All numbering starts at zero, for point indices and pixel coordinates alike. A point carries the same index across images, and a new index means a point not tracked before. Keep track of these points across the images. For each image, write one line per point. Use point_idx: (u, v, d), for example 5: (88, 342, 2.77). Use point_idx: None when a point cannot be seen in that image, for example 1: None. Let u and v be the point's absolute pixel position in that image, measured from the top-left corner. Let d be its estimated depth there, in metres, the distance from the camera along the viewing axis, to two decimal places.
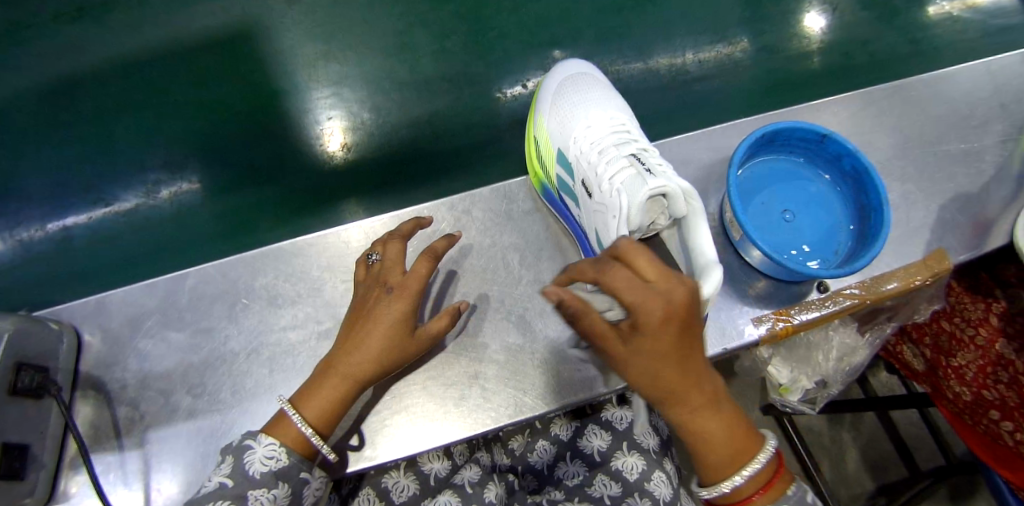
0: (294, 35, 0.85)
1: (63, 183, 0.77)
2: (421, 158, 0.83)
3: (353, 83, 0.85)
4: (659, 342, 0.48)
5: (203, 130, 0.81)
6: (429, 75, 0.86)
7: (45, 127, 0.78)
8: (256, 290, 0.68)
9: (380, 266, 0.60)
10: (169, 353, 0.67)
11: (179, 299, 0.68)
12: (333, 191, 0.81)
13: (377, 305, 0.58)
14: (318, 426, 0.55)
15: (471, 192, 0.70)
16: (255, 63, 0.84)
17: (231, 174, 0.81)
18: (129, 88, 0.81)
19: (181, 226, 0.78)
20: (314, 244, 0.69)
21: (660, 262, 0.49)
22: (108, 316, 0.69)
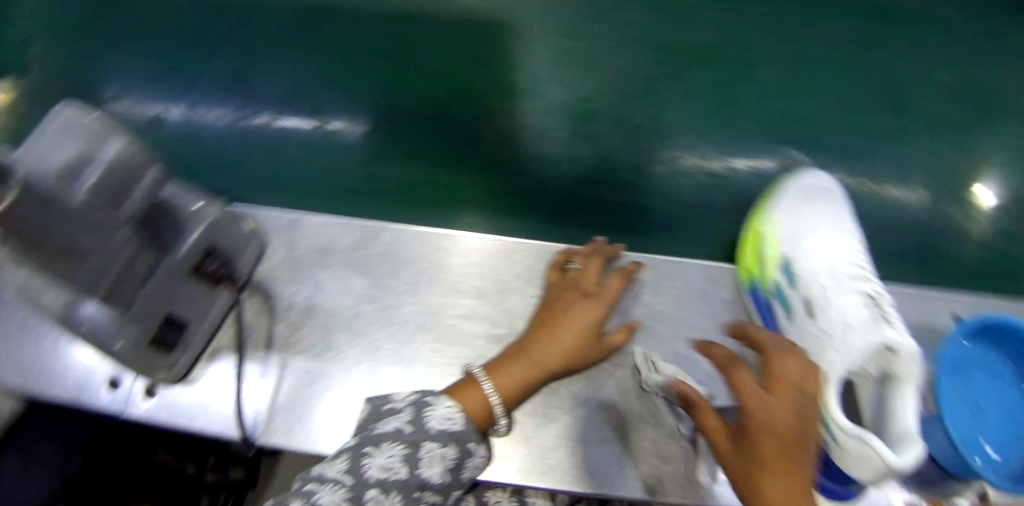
0: (543, 33, 0.81)
1: (284, 86, 0.78)
2: (613, 206, 0.73)
3: (578, 97, 0.78)
4: (757, 449, 0.43)
5: (430, 100, 0.77)
6: (656, 122, 0.76)
7: (292, 33, 0.80)
8: (445, 271, 0.70)
9: (577, 274, 0.66)
10: (345, 293, 0.70)
11: (373, 249, 0.71)
12: (512, 203, 0.74)
13: (571, 308, 0.64)
14: (505, 397, 0.59)
15: (677, 260, 0.70)
16: (498, 45, 0.80)
17: (423, 141, 0.76)
18: (380, 38, 0.81)
19: (371, 180, 0.75)
20: (511, 248, 0.71)
21: (790, 378, 0.47)
22: (297, 235, 0.71)
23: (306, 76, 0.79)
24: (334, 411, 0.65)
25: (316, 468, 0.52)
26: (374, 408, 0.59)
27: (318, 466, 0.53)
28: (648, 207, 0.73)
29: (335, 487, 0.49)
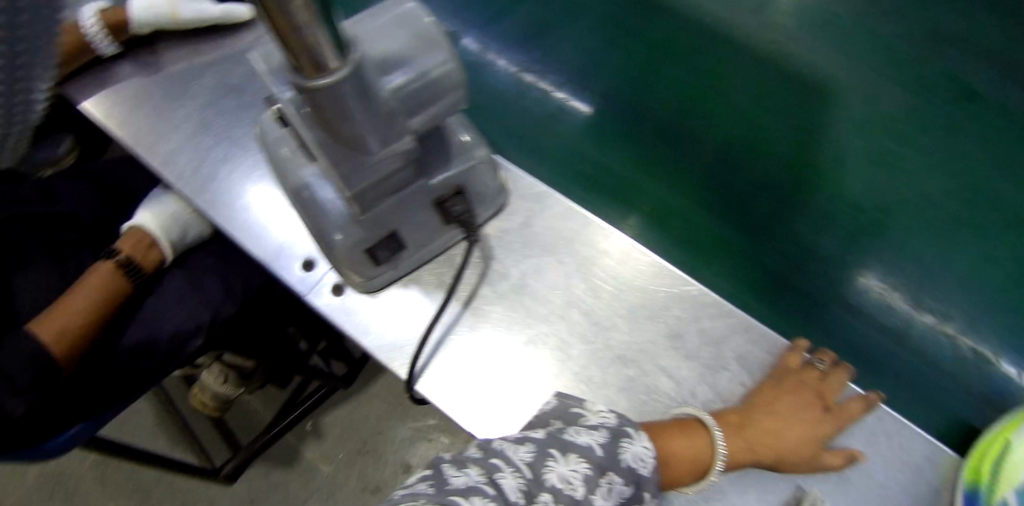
0: (854, 121, 0.76)
1: (567, 55, 0.78)
2: (836, 315, 0.67)
3: (858, 194, 0.72)
4: None
5: (725, 139, 0.73)
6: (932, 255, 0.70)
7: (609, 15, 0.81)
8: (667, 315, 0.65)
9: (817, 378, 0.63)
10: (560, 288, 0.66)
11: (604, 257, 0.66)
12: (736, 259, 0.68)
13: (798, 410, 0.62)
14: (707, 459, 0.58)
15: (906, 423, 0.60)
16: (805, 110, 0.76)
17: (677, 158, 0.72)
18: (698, 56, 0.78)
19: (627, 187, 0.70)
20: (745, 329, 0.64)
21: None
22: (540, 210, 0.68)
23: (610, 57, 0.78)
24: (507, 401, 0.63)
25: (500, 443, 0.53)
26: (563, 407, 0.58)
27: (500, 442, 0.54)
28: (893, 353, 0.66)
29: (515, 475, 0.50)
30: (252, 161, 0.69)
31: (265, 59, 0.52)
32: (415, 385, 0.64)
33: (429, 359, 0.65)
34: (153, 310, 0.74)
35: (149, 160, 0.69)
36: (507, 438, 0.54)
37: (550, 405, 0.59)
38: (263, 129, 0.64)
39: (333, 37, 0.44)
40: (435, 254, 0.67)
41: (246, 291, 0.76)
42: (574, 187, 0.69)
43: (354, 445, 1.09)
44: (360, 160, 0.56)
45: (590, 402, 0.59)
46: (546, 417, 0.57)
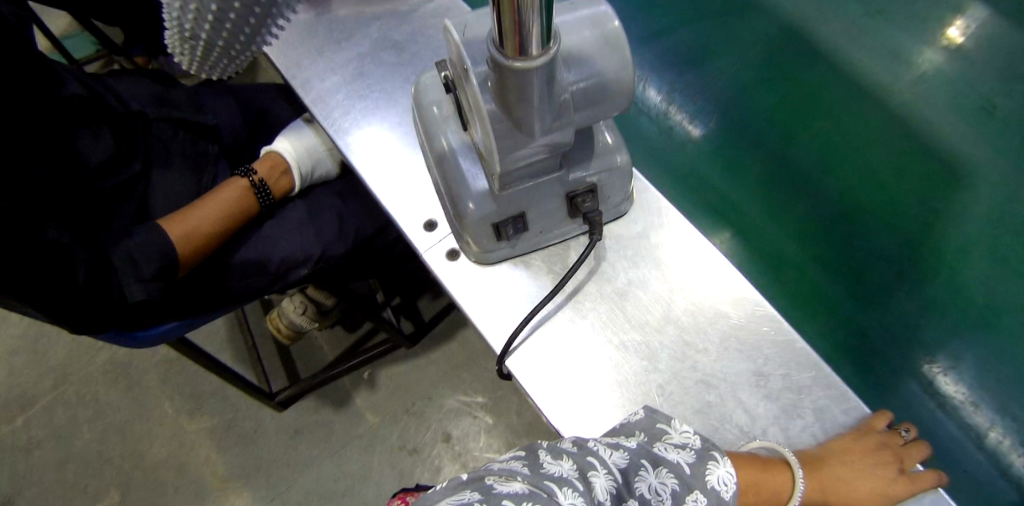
0: (965, 221, 0.86)
1: (711, 108, 1.00)
2: (904, 370, 0.79)
3: (946, 285, 0.83)
4: None
5: (856, 208, 0.89)
6: (997, 351, 0.79)
7: (761, 89, 0.99)
8: (758, 353, 0.67)
9: (903, 444, 0.69)
10: (661, 302, 0.69)
11: (708, 283, 0.70)
12: (825, 301, 0.85)
13: (881, 470, 0.66)
14: (789, 492, 0.61)
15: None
16: (918, 202, 0.88)
17: (792, 213, 0.91)
18: (851, 133, 0.94)
19: (766, 234, 0.91)
20: (832, 390, 0.66)
21: None
22: (656, 229, 0.72)
23: (770, 121, 0.97)
24: (588, 401, 0.66)
25: (595, 445, 0.57)
26: (650, 420, 0.62)
27: (595, 443, 0.57)
28: (945, 424, 0.77)
29: (608, 477, 0.53)
30: (396, 119, 0.74)
31: (461, 30, 0.55)
32: (505, 361, 0.67)
33: (523, 340, 0.68)
34: (268, 234, 0.78)
35: (303, 98, 0.75)
36: (601, 441, 0.58)
37: (638, 415, 0.63)
38: (420, 91, 0.68)
39: (544, 27, 0.46)
40: (554, 243, 0.71)
41: (357, 237, 0.82)
42: (719, 228, 0.92)
43: (401, 404, 1.18)
44: (520, 142, 0.58)
45: (676, 421, 0.62)
46: (631, 428, 0.61)
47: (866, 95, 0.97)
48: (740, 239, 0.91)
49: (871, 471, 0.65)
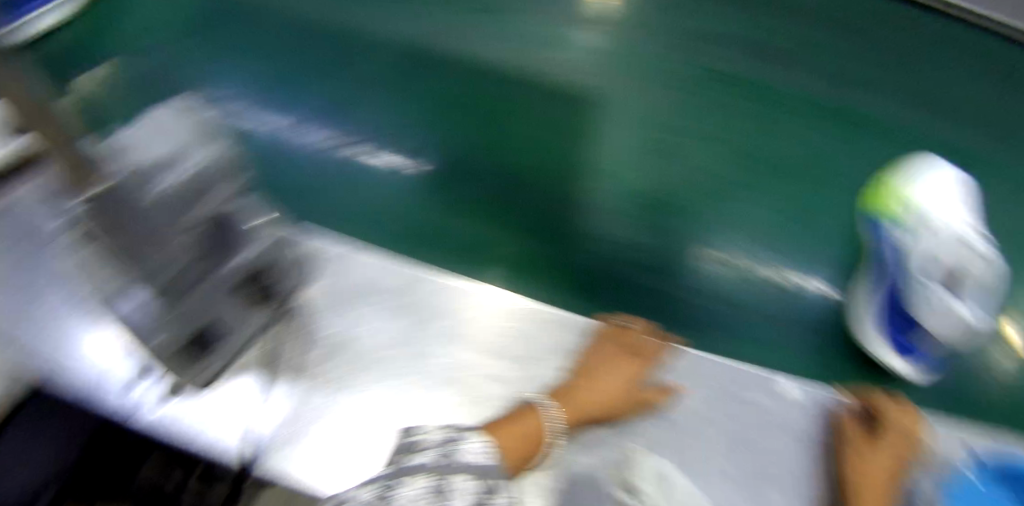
0: (609, 122, 0.87)
1: (353, 107, 0.84)
2: (636, 297, 0.74)
3: (632, 198, 0.81)
4: (868, 470, 0.61)
5: (518, 170, 0.81)
6: (707, 218, 0.81)
7: (377, 89, 0.86)
8: (479, 329, 0.70)
9: (621, 330, 0.68)
10: (379, 334, 0.69)
11: (410, 295, 0.71)
12: (540, 269, 0.75)
13: (610, 362, 0.66)
14: (555, 428, 0.62)
15: (705, 355, 0.70)
16: (561, 131, 0.86)
17: (470, 197, 0.79)
18: (498, 88, 0.88)
19: (497, 224, 0.77)
20: (557, 327, 0.70)
21: (901, 427, 0.64)
22: (344, 273, 0.72)
23: (410, 110, 0.84)
24: (357, 453, 0.64)
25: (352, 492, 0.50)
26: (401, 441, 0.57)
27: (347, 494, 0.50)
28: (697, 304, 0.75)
29: None
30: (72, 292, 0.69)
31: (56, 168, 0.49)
32: (259, 470, 0.62)
33: (275, 435, 0.65)
34: None
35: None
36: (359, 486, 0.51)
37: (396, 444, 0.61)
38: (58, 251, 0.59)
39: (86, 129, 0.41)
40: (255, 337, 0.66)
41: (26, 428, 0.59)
42: (451, 250, 0.75)
43: None
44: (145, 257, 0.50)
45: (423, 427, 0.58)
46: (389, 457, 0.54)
47: (489, 30, 0.92)
48: (481, 244, 0.75)
49: (609, 372, 0.65)
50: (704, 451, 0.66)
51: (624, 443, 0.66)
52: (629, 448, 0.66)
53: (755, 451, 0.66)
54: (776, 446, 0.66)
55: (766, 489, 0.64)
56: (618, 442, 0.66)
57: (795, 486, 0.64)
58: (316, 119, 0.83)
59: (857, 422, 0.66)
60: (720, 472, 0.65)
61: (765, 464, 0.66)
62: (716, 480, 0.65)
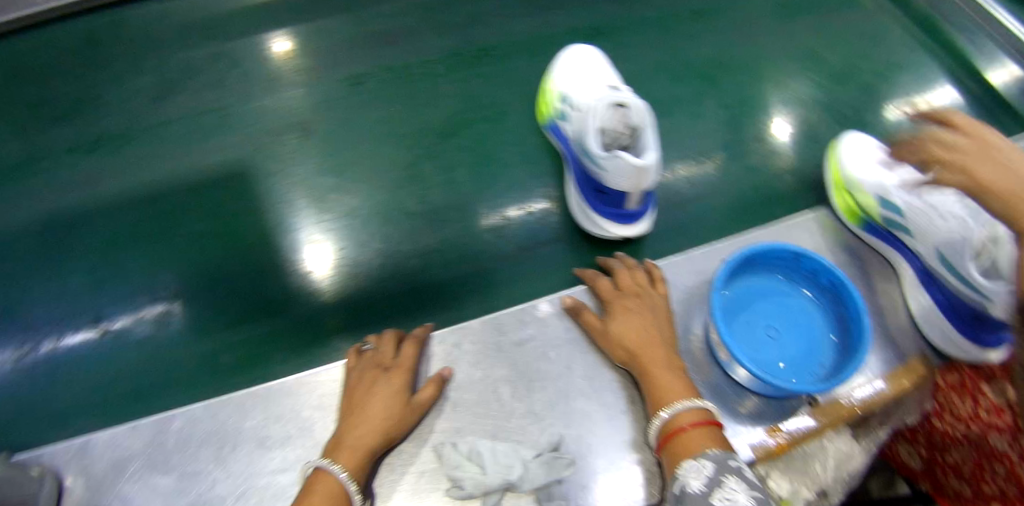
0: (300, 167, 0.89)
1: (67, 293, 0.83)
2: (400, 298, 0.80)
3: (358, 218, 0.85)
4: (623, 340, 0.66)
5: (241, 253, 0.84)
6: (434, 204, 0.85)
7: (84, 259, 0.85)
8: (244, 432, 0.68)
9: (372, 355, 0.67)
10: (153, 498, 0.66)
11: (166, 442, 0.68)
12: (308, 325, 0.79)
13: (372, 385, 0.64)
14: (354, 476, 0.59)
15: (461, 325, 0.71)
16: (258, 197, 0.87)
17: (216, 305, 0.81)
18: (188, 193, 0.88)
19: (235, 325, 0.80)
20: (304, 384, 0.69)
21: (624, 290, 0.71)
22: (91, 460, 0.68)
23: (123, 260, 0.85)
24: None
25: None
26: None
27: None
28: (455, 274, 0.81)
29: None
30: None
31: None
32: None
33: None
34: None
35: None
36: None
37: None
38: None
39: None
40: None
41: None
42: (200, 369, 0.77)
43: None
44: None
45: None
46: None
47: (154, 150, 0.91)
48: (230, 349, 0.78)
49: (381, 392, 0.64)
50: (504, 406, 0.67)
51: (428, 444, 0.65)
52: (436, 445, 0.65)
53: (549, 379, 0.68)
54: (553, 367, 0.69)
55: (571, 402, 0.67)
56: (427, 445, 0.65)
57: (594, 385, 0.68)
58: (32, 334, 0.81)
59: (623, 296, 0.70)
60: (525, 415, 0.66)
61: (556, 386, 0.68)
62: (526, 425, 0.66)
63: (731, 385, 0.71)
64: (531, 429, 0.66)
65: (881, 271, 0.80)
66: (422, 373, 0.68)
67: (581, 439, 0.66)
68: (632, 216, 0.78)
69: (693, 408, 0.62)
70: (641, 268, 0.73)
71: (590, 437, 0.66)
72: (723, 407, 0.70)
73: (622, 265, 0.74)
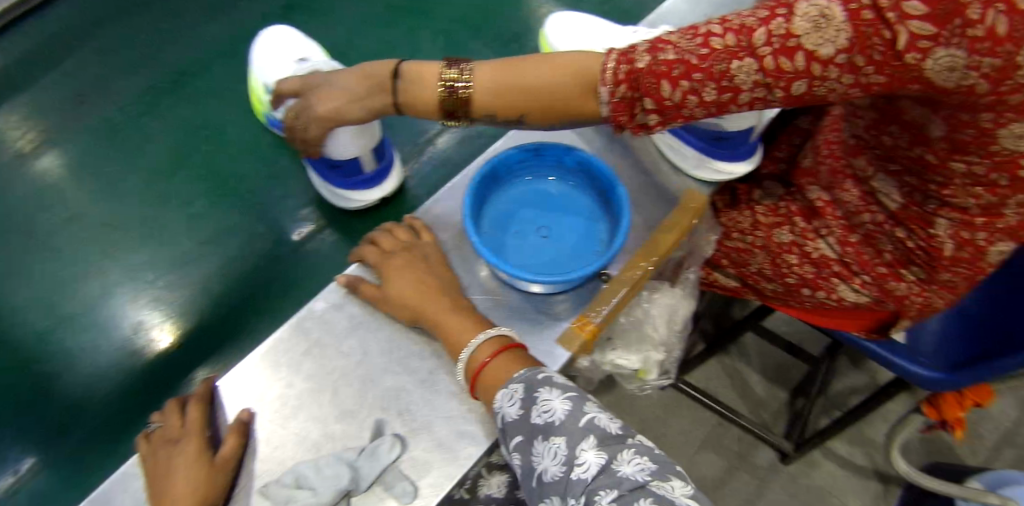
0: (47, 269, 0.84)
1: None
2: (205, 341, 0.81)
3: (126, 288, 0.83)
4: (404, 298, 0.63)
5: (17, 374, 0.78)
6: (200, 246, 0.85)
7: None
8: None
9: (162, 434, 0.64)
10: None
11: None
12: (130, 406, 0.77)
13: (170, 462, 0.61)
14: None
15: (246, 359, 0.66)
16: (13, 315, 0.81)
17: (21, 440, 0.75)
18: None
19: (53, 445, 0.75)
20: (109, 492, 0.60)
21: (394, 251, 0.67)
22: None
23: None
24: None
25: None
26: None
27: None
28: (252, 300, 0.83)
29: None
30: None
31: None
32: None
33: None
34: None
35: None
36: None
37: None
38: None
39: None
40: None
41: None
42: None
43: None
44: None
45: None
46: None
47: None
48: (56, 467, 0.73)
49: (185, 461, 0.60)
50: (314, 418, 0.63)
51: (256, 490, 0.61)
52: (262, 489, 0.60)
53: (348, 374, 0.65)
54: (352, 360, 0.65)
55: (380, 384, 0.64)
56: (256, 489, 0.61)
57: (398, 358, 0.65)
58: None
59: (391, 258, 0.67)
60: (339, 417, 0.63)
61: (363, 374, 0.64)
62: (347, 424, 0.63)
63: (532, 298, 0.67)
64: (353, 427, 0.63)
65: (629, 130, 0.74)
66: (220, 424, 0.64)
67: (407, 411, 0.63)
68: (377, 176, 0.76)
69: (489, 339, 0.62)
70: (403, 225, 0.69)
71: (412, 408, 0.63)
72: (523, 331, 0.66)
73: (380, 231, 0.70)
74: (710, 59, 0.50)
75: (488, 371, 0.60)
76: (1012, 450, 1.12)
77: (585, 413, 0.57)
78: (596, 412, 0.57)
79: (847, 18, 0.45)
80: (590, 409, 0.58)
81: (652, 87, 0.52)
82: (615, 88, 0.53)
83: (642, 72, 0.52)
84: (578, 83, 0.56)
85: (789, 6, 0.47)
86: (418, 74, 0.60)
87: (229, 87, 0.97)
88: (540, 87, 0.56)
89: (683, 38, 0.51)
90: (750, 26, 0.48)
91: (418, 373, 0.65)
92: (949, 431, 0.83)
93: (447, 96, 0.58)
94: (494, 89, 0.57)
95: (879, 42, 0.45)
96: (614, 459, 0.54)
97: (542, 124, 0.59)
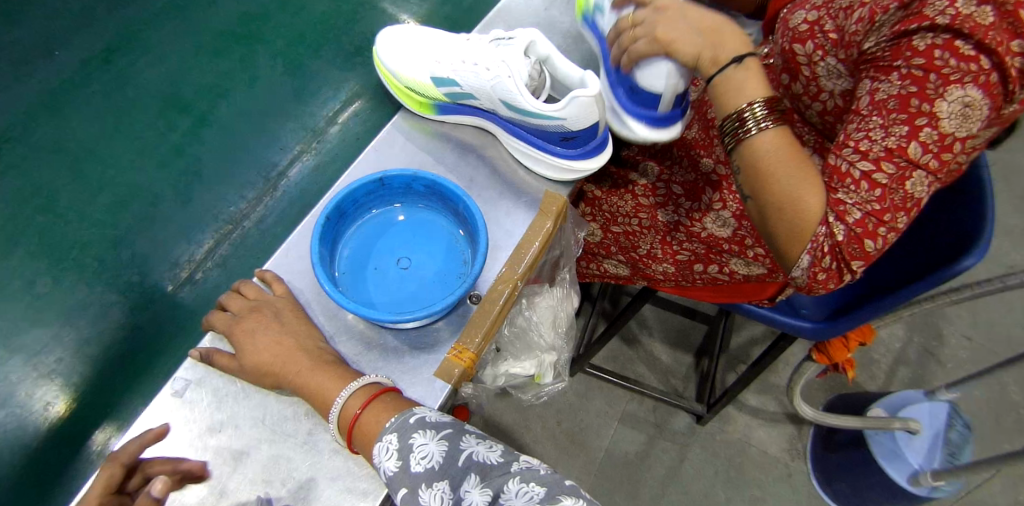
0: None
1: None
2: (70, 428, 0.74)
3: None
4: (260, 361, 0.60)
5: None
6: (51, 329, 0.79)
7: None
8: None
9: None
10: None
11: None
12: None
13: None
14: None
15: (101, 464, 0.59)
16: None
17: None
18: None
19: None
20: None
21: (245, 314, 0.64)
22: None
23: None
24: None
25: None
26: None
27: None
28: (122, 370, 0.78)
29: None
30: None
31: None
32: None
33: None
34: None
35: None
36: None
37: None
38: None
39: None
40: None
41: None
42: None
43: None
44: None
45: None
46: None
47: None
48: None
49: None
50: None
51: None
52: None
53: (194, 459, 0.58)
54: (220, 437, 0.60)
55: (255, 455, 0.60)
56: None
57: (271, 424, 0.62)
58: None
59: (242, 320, 0.64)
60: (219, 500, 0.58)
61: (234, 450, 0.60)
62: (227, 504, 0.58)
63: (405, 335, 0.64)
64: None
65: (484, 140, 0.73)
66: None
67: (289, 476, 0.59)
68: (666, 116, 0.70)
69: (357, 390, 0.59)
70: (254, 281, 0.66)
71: (294, 473, 0.59)
72: (398, 372, 0.63)
73: (232, 292, 0.67)
74: (888, 195, 0.56)
75: (360, 423, 0.58)
76: (900, 368, 1.21)
77: (463, 452, 0.55)
78: (474, 447, 0.55)
79: (984, 94, 0.53)
80: (470, 445, 0.55)
81: (855, 250, 0.58)
82: (818, 259, 0.59)
83: (844, 243, 0.58)
84: (800, 215, 0.58)
85: (931, 115, 0.53)
86: (742, 78, 0.62)
87: (48, 149, 0.88)
88: (777, 192, 0.59)
89: (853, 192, 0.57)
90: (901, 146, 0.54)
91: (295, 435, 0.61)
92: (842, 372, 0.87)
93: (734, 118, 0.61)
94: (762, 154, 0.59)
95: (1001, 94, 0.54)
96: (499, 494, 0.51)
97: (755, 213, 0.62)
